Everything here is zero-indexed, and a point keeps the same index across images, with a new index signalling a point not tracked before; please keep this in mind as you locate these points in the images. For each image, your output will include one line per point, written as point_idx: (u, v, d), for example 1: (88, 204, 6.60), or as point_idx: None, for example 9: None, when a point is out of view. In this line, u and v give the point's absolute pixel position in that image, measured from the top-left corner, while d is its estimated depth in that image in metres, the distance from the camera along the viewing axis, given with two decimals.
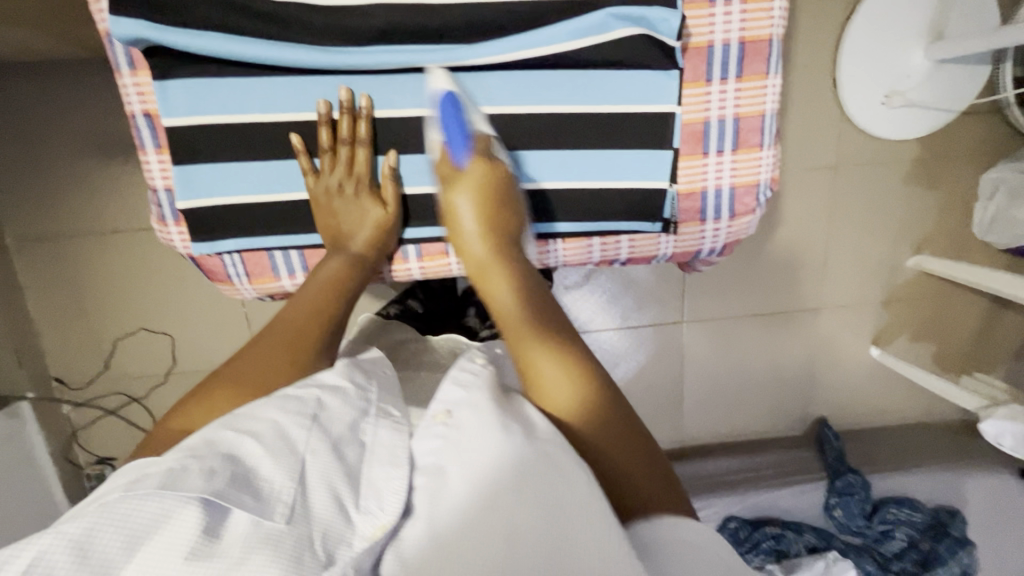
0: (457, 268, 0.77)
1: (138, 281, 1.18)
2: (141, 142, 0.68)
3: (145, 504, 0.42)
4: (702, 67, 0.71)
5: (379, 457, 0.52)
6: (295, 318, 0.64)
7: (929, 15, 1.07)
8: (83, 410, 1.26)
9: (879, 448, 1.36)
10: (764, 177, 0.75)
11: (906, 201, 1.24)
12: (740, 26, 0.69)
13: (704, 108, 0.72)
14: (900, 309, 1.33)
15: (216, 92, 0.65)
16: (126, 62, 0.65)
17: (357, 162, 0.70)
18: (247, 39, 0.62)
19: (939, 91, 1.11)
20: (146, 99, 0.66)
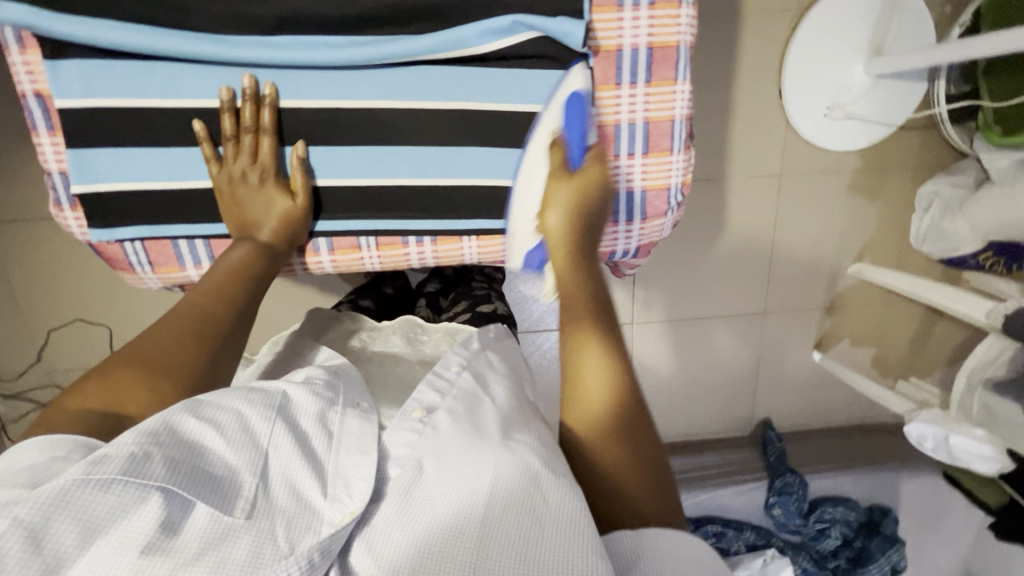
0: (369, 263, 0.77)
1: (69, 270, 1.13)
2: (32, 123, 0.66)
3: (105, 493, 0.40)
4: (611, 70, 0.72)
5: (348, 446, 0.53)
6: (207, 308, 0.61)
7: (868, 31, 1.10)
8: (14, 403, 1.21)
9: (819, 449, 1.40)
10: (674, 181, 0.77)
11: (848, 210, 1.28)
12: (648, 32, 0.70)
13: (614, 112, 0.73)
14: (841, 315, 1.37)
15: (124, 80, 0.64)
16: (12, 40, 0.62)
17: (261, 151, 0.68)
18: (161, 32, 0.62)
19: (876, 105, 1.15)
20: (36, 79, 0.64)
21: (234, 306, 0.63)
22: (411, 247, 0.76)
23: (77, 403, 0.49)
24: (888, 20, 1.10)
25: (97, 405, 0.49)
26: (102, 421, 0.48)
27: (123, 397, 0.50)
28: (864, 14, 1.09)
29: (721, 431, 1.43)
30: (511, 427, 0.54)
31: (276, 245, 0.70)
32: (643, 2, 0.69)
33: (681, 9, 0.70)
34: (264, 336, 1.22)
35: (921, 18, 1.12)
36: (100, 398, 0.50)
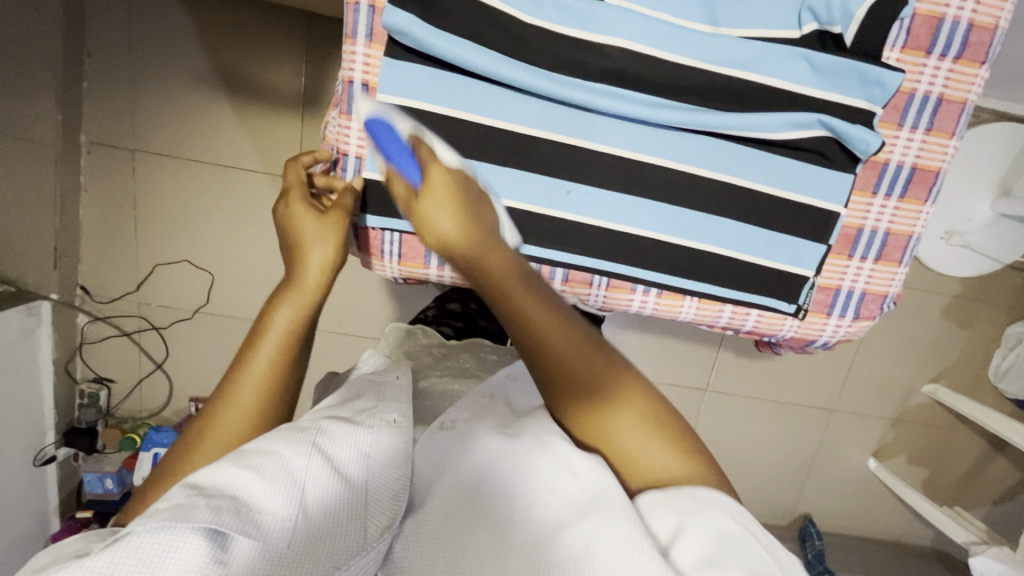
0: (594, 302, 0.64)
1: (196, 213, 1.16)
2: (347, 107, 0.61)
3: (158, 537, 0.38)
4: (871, 180, 0.61)
5: (382, 465, 0.50)
6: (257, 368, 0.51)
7: (1002, 172, 1.15)
8: (98, 325, 1.21)
9: (855, 557, 1.40)
10: (894, 293, 0.64)
11: (937, 332, 1.31)
12: (917, 151, 0.60)
13: (854, 217, 0.62)
14: (905, 430, 1.39)
15: (397, 76, 0.55)
16: (363, 31, 0.56)
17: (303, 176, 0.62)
18: (450, 36, 0.53)
19: (994, 240, 1.19)
20: (368, 69, 0.57)
21: (287, 386, 0.52)
22: (638, 296, 0.62)
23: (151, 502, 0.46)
24: None
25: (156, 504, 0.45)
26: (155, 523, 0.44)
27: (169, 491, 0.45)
28: (1002, 154, 1.14)
29: (761, 516, 1.43)
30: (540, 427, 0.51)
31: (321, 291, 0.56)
32: (921, 125, 0.60)
33: (955, 136, 0.61)
34: (352, 320, 1.22)
35: None
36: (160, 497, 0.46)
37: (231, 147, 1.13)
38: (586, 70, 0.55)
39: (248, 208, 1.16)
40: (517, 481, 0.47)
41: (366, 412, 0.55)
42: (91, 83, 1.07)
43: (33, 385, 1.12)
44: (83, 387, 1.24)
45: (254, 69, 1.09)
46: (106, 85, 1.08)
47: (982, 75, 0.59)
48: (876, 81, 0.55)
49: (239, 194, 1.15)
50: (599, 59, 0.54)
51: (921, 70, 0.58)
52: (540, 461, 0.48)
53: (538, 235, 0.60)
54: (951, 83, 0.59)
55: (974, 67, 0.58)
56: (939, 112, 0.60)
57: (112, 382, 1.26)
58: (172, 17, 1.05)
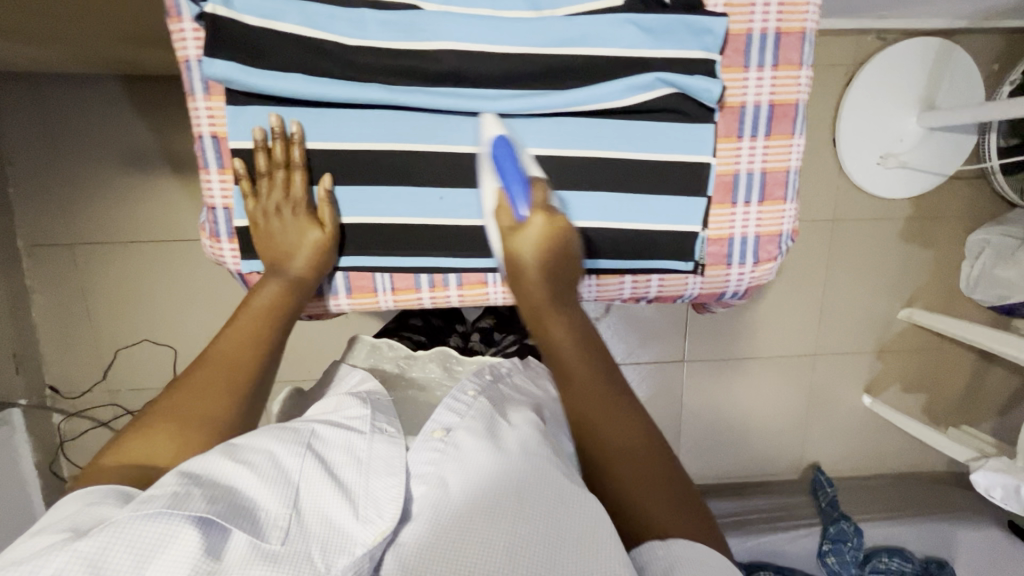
0: (496, 298, 0.67)
1: (146, 292, 1.17)
2: (203, 162, 0.61)
3: (150, 525, 0.43)
4: (733, 124, 0.61)
5: (376, 469, 0.54)
6: (246, 325, 0.60)
7: (923, 86, 1.15)
8: (75, 421, 1.22)
9: (872, 497, 1.37)
10: (788, 229, 0.63)
11: (900, 255, 1.30)
12: (771, 88, 0.60)
13: (727, 163, 0.61)
14: (892, 359, 1.37)
15: (249, 122, 0.58)
16: (199, 87, 0.58)
17: (292, 186, 0.59)
18: (287, 75, 0.56)
19: (931, 155, 1.18)
20: (215, 121, 0.59)
21: (268, 364, 0.61)
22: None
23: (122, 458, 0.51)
24: (939, 77, 1.15)
25: (142, 459, 0.51)
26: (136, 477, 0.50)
27: (160, 455, 0.51)
28: (916, 71, 1.14)
29: (768, 474, 1.41)
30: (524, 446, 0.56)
31: (313, 281, 0.62)
32: (767, 62, 0.60)
33: (804, 66, 0.60)
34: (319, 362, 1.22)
35: (973, 75, 1.16)
36: (137, 455, 0.51)
37: (162, 221, 1.14)
38: (426, 77, 0.57)
39: (193, 277, 1.17)
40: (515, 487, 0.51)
41: (362, 419, 0.59)
42: (18, 189, 1.10)
43: (17, 492, 1.13)
44: (72, 484, 1.24)
45: (170, 142, 1.11)
46: (33, 187, 1.10)
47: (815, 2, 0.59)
48: (704, 29, 0.57)
49: (182, 265, 1.16)
50: (433, 65, 0.57)
51: (749, 10, 0.59)
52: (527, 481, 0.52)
53: (424, 247, 0.63)
54: (785, 16, 0.59)
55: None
56: (780, 46, 0.59)
57: None
58: (81, 109, 1.07)
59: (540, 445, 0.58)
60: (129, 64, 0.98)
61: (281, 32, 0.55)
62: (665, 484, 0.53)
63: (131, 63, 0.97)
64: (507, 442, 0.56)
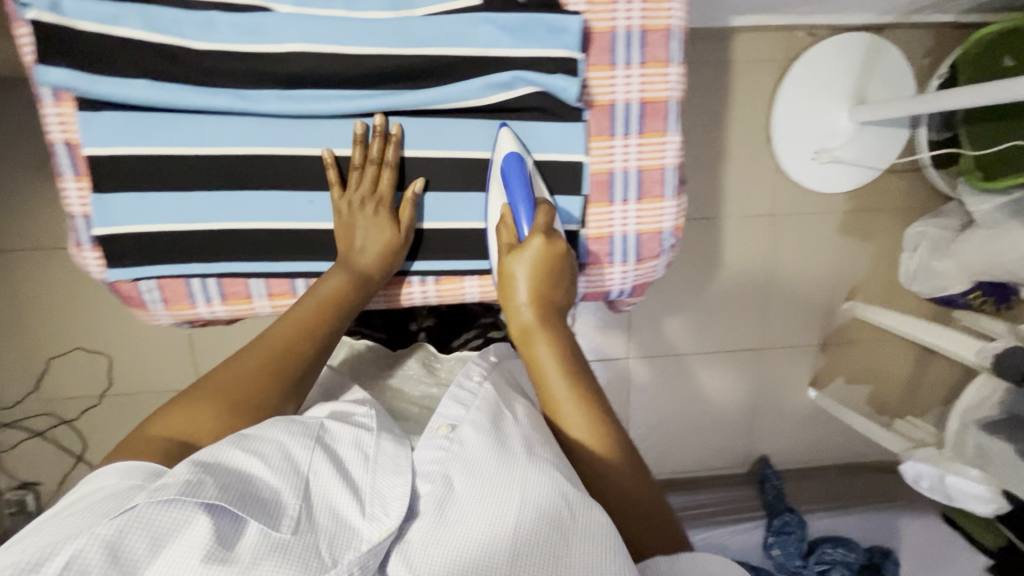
0: (382, 300, 0.72)
1: (73, 299, 1.14)
2: (58, 168, 0.60)
3: (166, 511, 0.42)
4: (605, 123, 0.65)
5: (384, 466, 0.56)
6: (301, 317, 0.62)
7: (853, 81, 1.16)
8: (9, 432, 1.20)
9: (819, 488, 1.39)
10: (667, 227, 0.67)
11: (839, 249, 1.31)
12: (640, 86, 0.64)
13: (603, 163, 0.66)
14: (835, 351, 1.39)
15: (101, 127, 0.58)
16: (46, 93, 0.57)
17: (380, 183, 0.64)
18: (152, 84, 0.57)
19: (863, 149, 1.19)
20: (68, 128, 0.58)
21: (323, 350, 0.62)
22: (415, 287, 0.70)
23: (168, 429, 0.51)
24: (869, 72, 1.16)
25: (192, 430, 0.51)
26: (173, 447, 0.50)
27: (204, 426, 0.52)
28: (845, 66, 1.15)
29: (720, 469, 1.42)
30: (531, 441, 0.57)
31: (376, 277, 0.65)
32: (635, 60, 0.63)
33: (671, 65, 0.64)
34: None
35: (901, 70, 1.17)
36: (182, 426, 0.51)
37: None
38: (282, 80, 0.59)
39: None
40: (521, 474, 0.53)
41: (367, 422, 0.60)
42: None
43: None
44: (8, 496, 1.22)
45: None
46: None
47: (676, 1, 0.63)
48: (561, 28, 0.60)
49: None
50: (299, 66, 0.58)
51: (613, 9, 0.62)
52: (535, 475, 0.53)
53: (312, 250, 0.66)
54: (649, 15, 0.62)
55: None
56: (646, 44, 0.63)
57: (38, 484, 1.24)
58: None
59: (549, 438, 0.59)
60: None
61: (124, 37, 0.56)
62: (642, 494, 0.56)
63: None
64: (515, 436, 0.57)
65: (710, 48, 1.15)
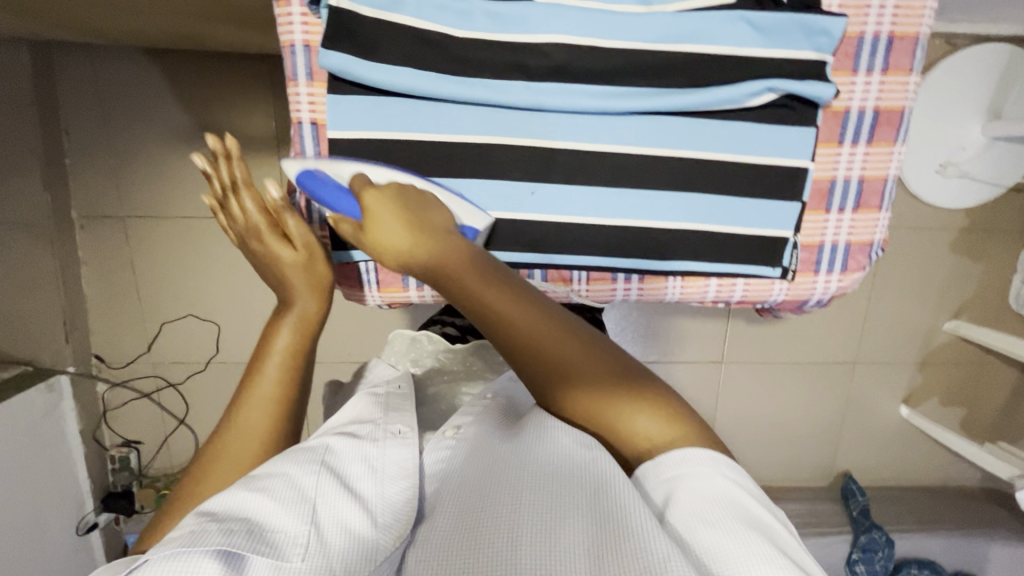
0: (575, 296, 0.65)
1: (190, 266, 1.19)
2: (300, 149, 0.60)
3: (174, 566, 0.40)
4: (835, 129, 0.61)
5: (390, 473, 0.52)
6: (263, 390, 0.55)
7: (989, 94, 1.12)
8: (118, 391, 1.24)
9: (902, 508, 1.37)
10: (879, 240, 0.64)
11: (950, 267, 1.27)
12: (878, 93, 0.60)
13: (823, 169, 0.62)
14: (933, 372, 1.35)
15: (344, 112, 0.57)
16: (302, 73, 0.58)
17: (250, 208, 0.60)
18: (380, 65, 0.54)
19: (992, 166, 1.15)
20: (316, 108, 0.59)
21: (291, 391, 0.57)
22: (619, 285, 0.63)
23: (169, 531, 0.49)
24: (1009, 85, 1.12)
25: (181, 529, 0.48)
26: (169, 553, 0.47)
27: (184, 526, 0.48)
28: (983, 78, 1.11)
29: (799, 480, 1.40)
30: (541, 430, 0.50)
31: (320, 312, 0.61)
32: (877, 66, 0.60)
33: (915, 71, 0.61)
34: (362, 347, 1.24)
35: None
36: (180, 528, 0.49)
37: None
38: (529, 70, 0.56)
39: (237, 255, 1.18)
40: (524, 483, 0.45)
41: (376, 425, 0.57)
42: (74, 161, 1.11)
43: (62, 457, 1.16)
44: (113, 453, 1.27)
45: (228, 119, 1.11)
46: (91, 158, 1.12)
47: (931, 5, 0.59)
48: (820, 30, 0.56)
49: (227, 241, 1.17)
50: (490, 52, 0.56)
51: (865, 12, 0.58)
52: (535, 476, 0.45)
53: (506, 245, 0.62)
54: (900, 19, 0.59)
55: None
56: (892, 50, 0.59)
57: (140, 443, 1.28)
58: (137, 83, 1.08)
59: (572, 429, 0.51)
60: (186, 39, 0.98)
61: (394, 23, 0.55)
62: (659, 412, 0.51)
63: (191, 38, 0.98)
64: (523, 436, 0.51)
65: None
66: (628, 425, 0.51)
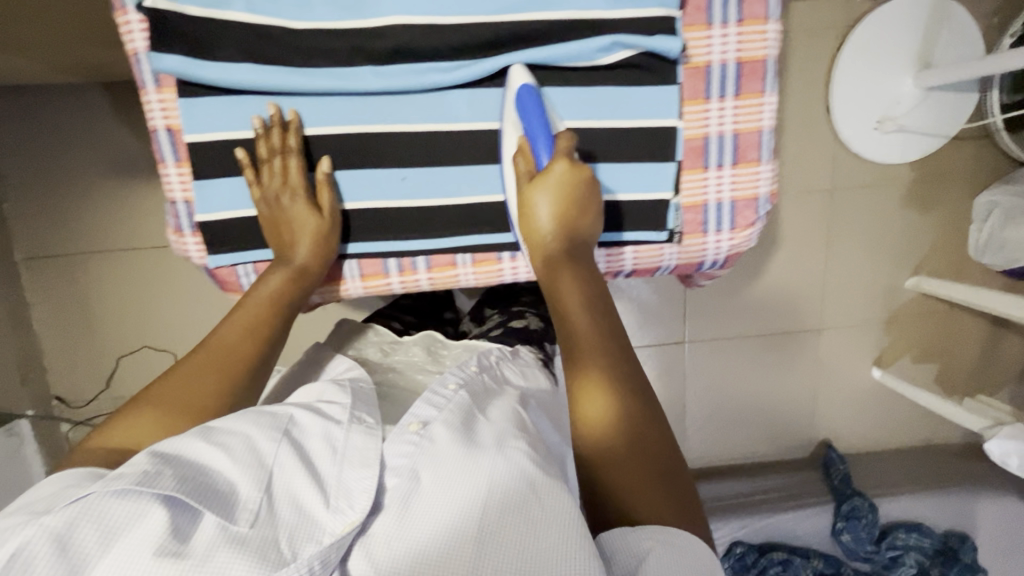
0: (466, 279, 0.74)
1: (139, 296, 1.19)
2: (160, 155, 0.66)
3: (122, 500, 0.45)
4: (700, 85, 0.69)
5: (352, 460, 0.56)
6: (244, 314, 0.65)
7: (918, 44, 1.11)
8: (81, 429, 1.24)
9: (884, 471, 1.35)
10: (763, 191, 0.72)
11: (903, 223, 1.26)
12: (737, 46, 0.68)
13: (698, 126, 0.70)
14: (902, 330, 1.33)
15: (213, 115, 0.65)
16: (150, 80, 0.64)
17: (290, 172, 0.65)
18: (266, 68, 0.63)
19: (929, 116, 1.14)
20: (168, 113, 0.65)
21: (268, 326, 0.65)
22: (504, 265, 0.73)
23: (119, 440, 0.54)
24: (936, 33, 1.11)
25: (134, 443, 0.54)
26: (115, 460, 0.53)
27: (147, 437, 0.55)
28: (910, 27, 1.10)
29: (778, 453, 1.38)
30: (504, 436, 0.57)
31: (314, 268, 0.67)
32: (732, 18, 0.67)
33: (770, 22, 0.68)
34: None
35: (970, 29, 1.11)
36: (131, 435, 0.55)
37: (153, 226, 1.15)
38: (376, 55, 0.64)
39: (185, 280, 1.19)
40: (489, 483, 0.52)
41: (344, 411, 0.61)
42: (13, 204, 1.12)
43: None
44: None
45: None
46: (29, 199, 1.12)
47: None
48: None
49: (173, 268, 1.18)
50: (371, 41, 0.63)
51: None
52: (502, 481, 0.52)
53: (386, 232, 0.70)
54: None
55: None
56: (745, 1, 0.67)
57: None
58: (68, 120, 1.10)
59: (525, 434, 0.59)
60: (104, 70, 0.99)
61: (282, 27, 0.62)
62: (661, 474, 0.53)
63: (108, 69, 0.98)
64: (488, 434, 0.57)
65: None
66: (634, 451, 0.54)
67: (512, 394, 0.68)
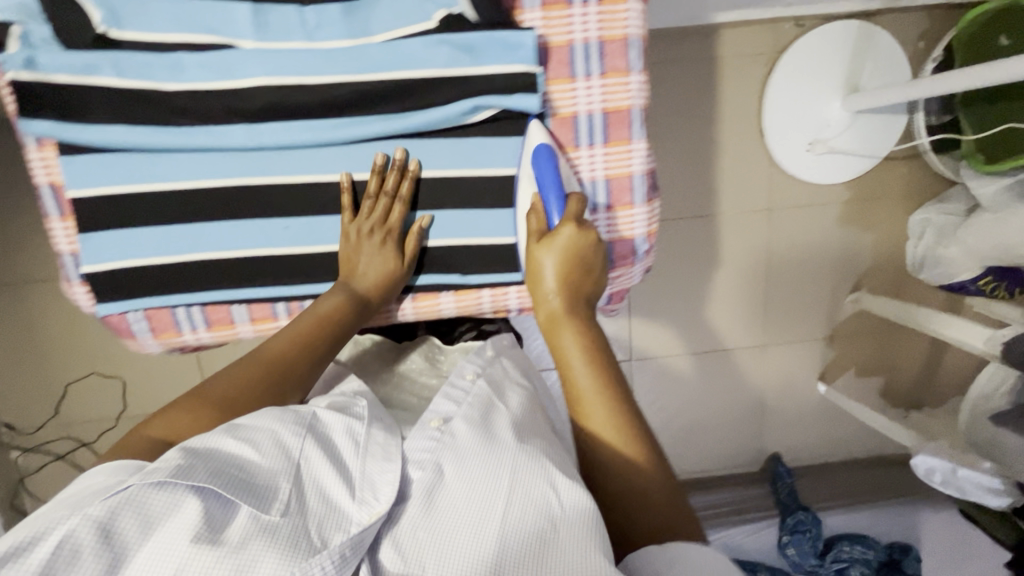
0: None
1: (83, 324, 1.19)
2: (45, 209, 0.73)
3: (158, 492, 0.46)
4: (569, 135, 0.77)
5: (375, 454, 0.58)
6: (296, 326, 0.71)
7: (845, 68, 1.14)
8: (32, 455, 1.24)
9: (832, 483, 1.38)
10: (638, 233, 0.80)
11: (841, 240, 1.29)
12: (602, 98, 0.76)
13: (573, 172, 0.78)
14: (846, 344, 1.36)
15: (94, 171, 0.70)
16: (30, 141, 0.70)
17: (390, 215, 0.76)
18: (144, 128, 0.69)
19: (859, 139, 1.18)
20: (51, 171, 0.71)
21: (319, 338, 0.71)
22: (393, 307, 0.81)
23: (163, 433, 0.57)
24: (862, 58, 1.14)
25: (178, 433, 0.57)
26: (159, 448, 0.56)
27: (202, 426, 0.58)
28: (835, 54, 1.13)
29: (731, 467, 1.39)
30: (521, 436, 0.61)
31: (375, 302, 0.77)
32: (594, 71, 0.75)
33: (632, 75, 0.75)
34: None
35: (895, 54, 1.15)
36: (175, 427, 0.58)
37: None
38: (251, 111, 0.70)
39: None
40: (513, 480, 0.55)
41: (361, 410, 0.63)
42: None
43: None
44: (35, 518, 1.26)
45: None
46: None
47: (631, 9, 0.74)
48: (516, 44, 0.71)
49: None
50: (261, 99, 0.69)
51: (569, 19, 0.74)
52: (528, 482, 0.56)
53: (282, 276, 0.77)
54: (606, 25, 0.74)
55: (620, 6, 0.74)
56: (605, 55, 0.75)
57: None
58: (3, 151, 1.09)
59: (540, 436, 0.64)
60: None
61: (166, 90, 0.68)
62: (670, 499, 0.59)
63: None
64: (506, 432, 0.61)
65: (693, 47, 1.14)
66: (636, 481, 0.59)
67: (523, 392, 0.72)
